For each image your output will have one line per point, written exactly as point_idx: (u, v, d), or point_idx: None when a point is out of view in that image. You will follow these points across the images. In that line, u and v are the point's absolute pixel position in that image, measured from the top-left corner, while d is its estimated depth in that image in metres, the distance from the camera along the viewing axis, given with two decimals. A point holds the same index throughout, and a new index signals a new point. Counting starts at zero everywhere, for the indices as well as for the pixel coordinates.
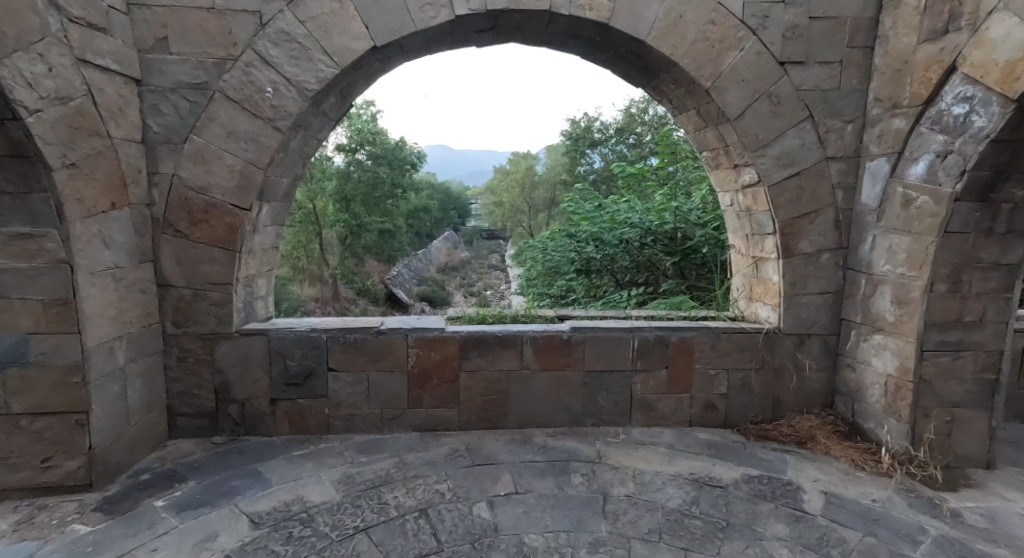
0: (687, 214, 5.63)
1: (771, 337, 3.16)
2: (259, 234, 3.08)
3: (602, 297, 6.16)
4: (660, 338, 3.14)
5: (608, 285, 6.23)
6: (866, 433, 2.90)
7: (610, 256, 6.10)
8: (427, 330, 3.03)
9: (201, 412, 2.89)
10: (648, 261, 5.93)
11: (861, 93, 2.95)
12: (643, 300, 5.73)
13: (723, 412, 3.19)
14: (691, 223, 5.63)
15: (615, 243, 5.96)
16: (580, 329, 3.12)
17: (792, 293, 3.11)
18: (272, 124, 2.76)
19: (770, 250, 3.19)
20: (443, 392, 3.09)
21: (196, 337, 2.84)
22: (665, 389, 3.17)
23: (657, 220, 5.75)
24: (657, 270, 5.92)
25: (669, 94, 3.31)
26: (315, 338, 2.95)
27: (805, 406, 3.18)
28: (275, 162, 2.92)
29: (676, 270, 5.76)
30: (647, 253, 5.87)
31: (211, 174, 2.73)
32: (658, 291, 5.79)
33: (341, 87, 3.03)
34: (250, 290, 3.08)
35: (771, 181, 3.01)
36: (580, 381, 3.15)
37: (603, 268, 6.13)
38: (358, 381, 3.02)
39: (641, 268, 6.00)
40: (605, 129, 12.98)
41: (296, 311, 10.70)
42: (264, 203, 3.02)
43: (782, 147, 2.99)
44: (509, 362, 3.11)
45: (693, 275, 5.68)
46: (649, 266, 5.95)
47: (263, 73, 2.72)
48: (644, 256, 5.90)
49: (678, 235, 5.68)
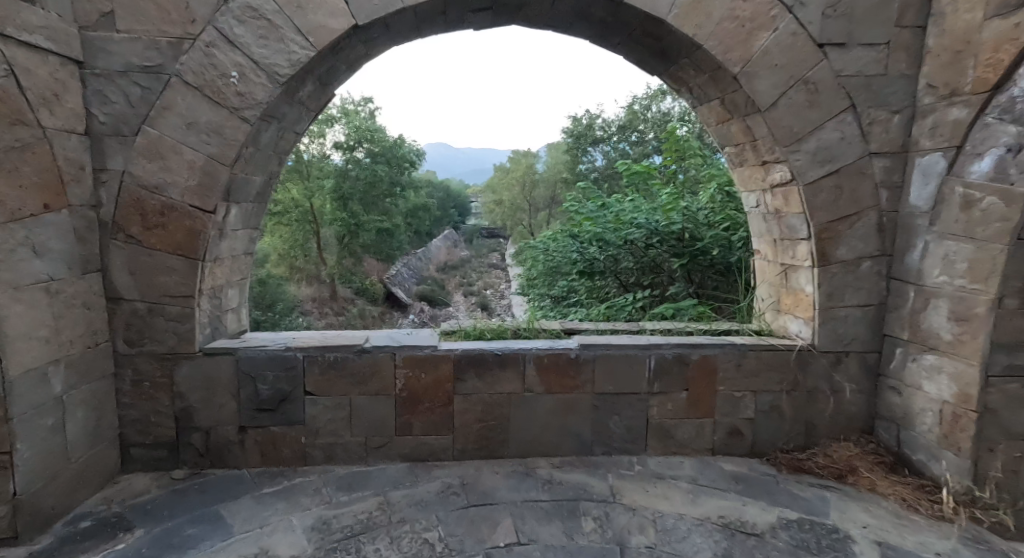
0: (697, 214, 5.26)
1: (803, 355, 2.82)
2: (227, 239, 2.73)
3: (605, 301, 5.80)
4: (679, 356, 2.80)
5: (612, 288, 5.87)
6: (916, 466, 2.56)
7: (614, 257, 5.74)
8: (418, 349, 2.69)
9: (159, 443, 2.53)
10: (654, 263, 5.55)
11: (910, 80, 2.60)
12: (649, 304, 5.36)
13: (749, 439, 2.84)
14: (700, 223, 5.26)
15: (620, 244, 5.60)
16: (589, 347, 2.78)
17: (828, 306, 2.76)
18: (238, 114, 2.41)
19: (803, 257, 2.85)
20: (435, 418, 2.74)
21: (152, 358, 2.49)
22: (684, 414, 2.83)
23: (664, 219, 5.38)
24: (663, 273, 5.54)
25: (689, 81, 2.96)
26: (289, 357, 2.60)
27: (842, 433, 2.83)
28: (243, 157, 2.57)
29: (683, 273, 5.39)
30: (653, 254, 5.50)
31: (168, 171, 2.38)
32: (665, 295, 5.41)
33: (319, 73, 2.67)
34: (217, 302, 2.73)
35: (806, 180, 2.67)
36: (589, 404, 2.81)
37: (607, 269, 5.77)
38: (339, 406, 2.67)
39: (646, 269, 5.62)
40: (608, 126, 12.62)
41: (292, 312, 10.34)
42: (232, 204, 2.67)
43: (819, 141, 2.64)
44: (509, 384, 2.76)
45: (702, 278, 5.32)
46: (654, 268, 5.57)
47: (227, 55, 2.37)
48: (649, 257, 5.54)
49: (686, 235, 5.31)
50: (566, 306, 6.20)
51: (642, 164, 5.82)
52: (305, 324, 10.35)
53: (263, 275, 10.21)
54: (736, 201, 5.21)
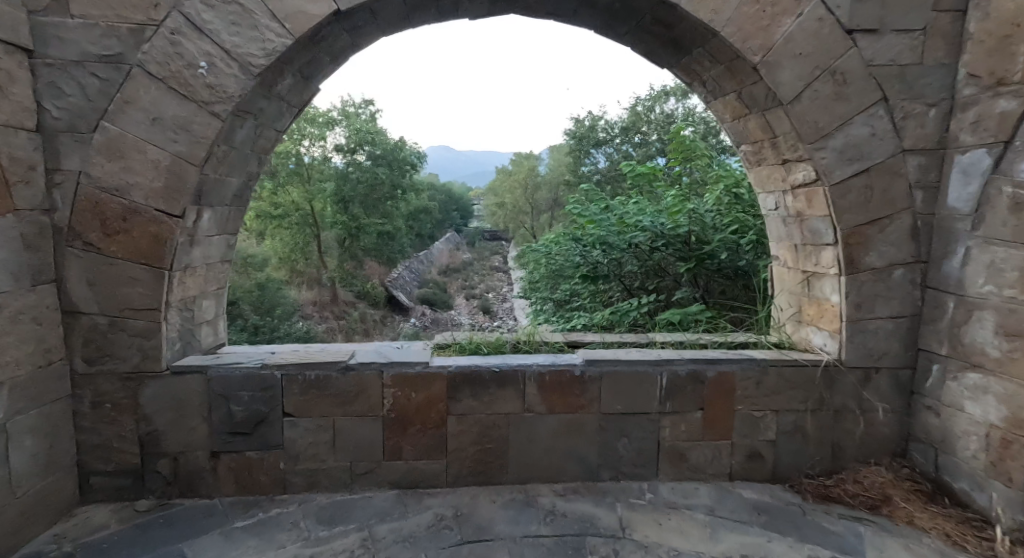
0: (706, 217, 5.01)
1: (829, 372, 2.58)
2: (201, 246, 2.51)
3: (609, 306, 5.56)
4: (693, 373, 2.56)
5: (616, 292, 5.64)
6: (958, 496, 2.31)
7: (619, 260, 5.50)
8: (407, 366, 2.47)
9: (122, 471, 2.30)
10: (658, 266, 5.32)
11: (948, 69, 2.37)
12: (654, 310, 5.12)
13: (771, 464, 2.60)
14: (709, 226, 5.01)
15: (625, 248, 5.35)
16: (595, 363, 2.55)
17: (856, 318, 2.52)
18: (207, 108, 2.18)
19: (828, 264, 2.61)
20: (427, 441, 2.51)
21: (114, 377, 2.26)
22: (699, 436, 2.59)
23: (670, 222, 5.13)
24: (668, 276, 5.31)
25: (702, 74, 2.73)
26: (267, 376, 2.38)
27: (872, 456, 2.59)
28: (216, 157, 2.35)
29: (689, 277, 5.16)
30: (657, 258, 5.27)
31: (129, 172, 2.16)
32: (670, 300, 5.18)
33: (300, 64, 2.45)
34: (189, 314, 2.51)
35: (833, 180, 2.44)
36: (595, 425, 2.57)
37: (611, 273, 5.54)
38: (322, 429, 2.45)
39: (650, 273, 5.39)
40: (610, 128, 12.39)
41: (291, 316, 10.01)
42: (205, 208, 2.45)
43: (846, 138, 2.41)
44: (508, 404, 2.54)
45: (709, 282, 5.08)
46: (659, 271, 5.34)
47: (194, 43, 2.14)
48: (654, 260, 5.30)
49: (692, 238, 5.06)
50: (569, 310, 5.98)
51: (647, 166, 5.57)
52: (305, 328, 10.13)
53: (263, 278, 10.00)
54: (748, 203, 4.95)
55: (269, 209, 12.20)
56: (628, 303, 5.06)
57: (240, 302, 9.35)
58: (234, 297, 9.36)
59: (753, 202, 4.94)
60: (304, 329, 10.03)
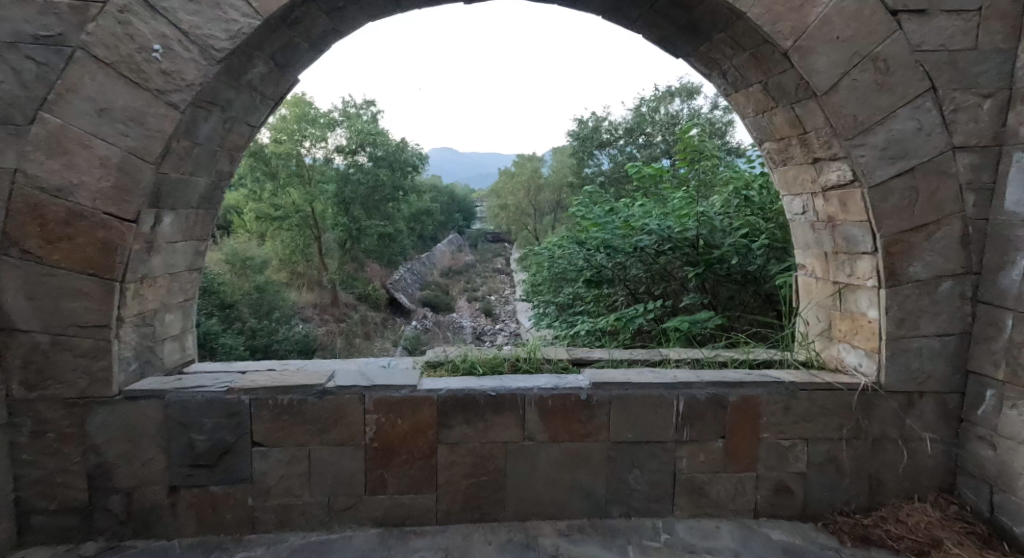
0: (716, 220, 4.69)
1: (866, 396, 2.30)
2: (162, 253, 2.24)
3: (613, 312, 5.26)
4: (713, 397, 2.30)
5: (620, 296, 5.34)
6: (1019, 542, 2.03)
7: (623, 264, 5.14)
8: (393, 389, 2.21)
9: (68, 509, 2.04)
10: (664, 270, 5.04)
11: (1005, 56, 2.09)
12: (660, 317, 4.85)
13: (800, 499, 2.32)
14: (719, 229, 4.70)
15: (629, 252, 5.02)
16: (604, 386, 2.29)
17: (898, 336, 2.24)
18: (163, 98, 1.92)
19: (865, 275, 2.34)
20: (414, 473, 2.24)
21: (58, 403, 1.99)
22: (720, 468, 2.32)
23: (678, 226, 4.76)
24: (674, 280, 5.04)
25: (722, 62, 2.46)
26: (233, 402, 2.11)
27: (915, 491, 2.31)
28: (175, 153, 2.08)
29: (698, 283, 4.88)
30: (663, 262, 4.98)
31: (73, 170, 1.89)
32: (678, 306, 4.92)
33: (273, 50, 2.18)
34: (149, 329, 2.24)
35: (872, 181, 2.17)
36: (603, 455, 2.31)
37: (615, 278, 5.18)
38: (296, 460, 2.18)
39: (656, 277, 5.11)
40: (614, 129, 12.12)
41: (291, 320, 9.76)
42: (166, 211, 2.18)
43: (888, 133, 2.13)
44: (506, 431, 2.27)
45: (717, 288, 4.81)
46: (664, 276, 5.06)
47: (146, 23, 1.87)
48: (660, 265, 5.00)
49: (701, 243, 4.75)
50: (573, 314, 5.73)
51: (654, 167, 5.29)
52: (305, 331, 9.73)
53: (262, 281, 9.69)
54: (761, 206, 4.65)
55: (269, 209, 11.89)
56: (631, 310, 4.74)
57: (239, 304, 8.98)
58: (235, 300, 8.93)
59: (766, 205, 4.63)
60: (304, 333, 9.63)
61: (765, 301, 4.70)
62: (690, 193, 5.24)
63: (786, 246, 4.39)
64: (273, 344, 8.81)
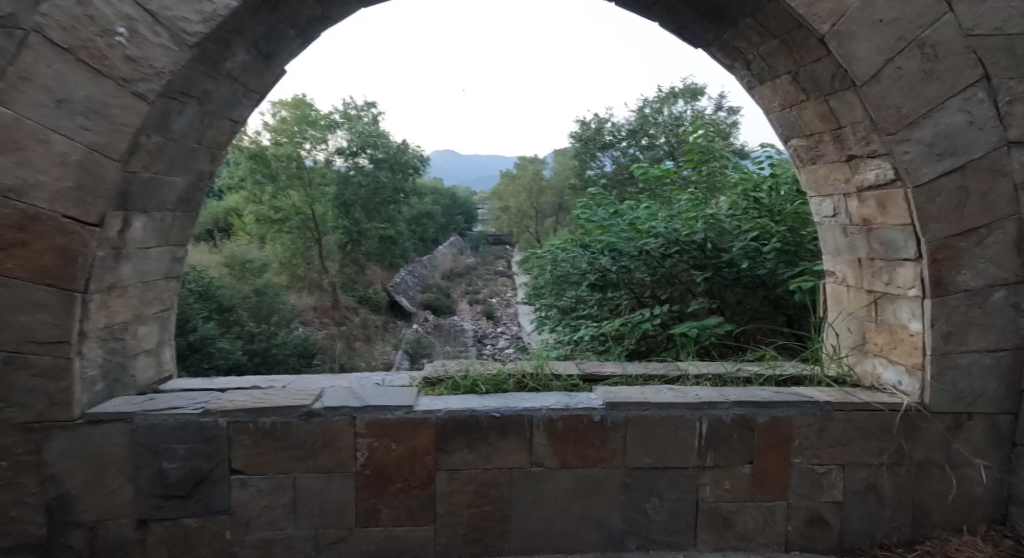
0: (723, 223, 4.46)
1: (909, 418, 2.09)
2: (132, 261, 2.03)
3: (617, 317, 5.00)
4: (739, 419, 2.09)
5: (624, 301, 5.08)
6: None
7: (629, 269, 4.86)
8: (388, 411, 2.00)
9: (24, 546, 1.83)
10: (670, 274, 4.79)
11: None
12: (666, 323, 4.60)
13: (834, 530, 2.11)
14: (728, 232, 4.48)
15: (637, 256, 4.79)
16: (619, 407, 2.08)
17: (945, 351, 2.02)
18: (128, 87, 1.71)
19: (905, 284, 2.13)
20: (410, 503, 2.03)
21: (13, 428, 1.78)
22: (747, 496, 2.11)
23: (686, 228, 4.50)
24: (681, 284, 4.80)
25: (747, 51, 2.26)
26: (210, 425, 1.90)
27: (963, 523, 2.09)
28: (145, 149, 1.87)
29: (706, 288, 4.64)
30: (669, 265, 4.73)
31: (27, 167, 1.69)
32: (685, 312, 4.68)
33: (255, 36, 1.98)
34: (118, 344, 2.04)
35: (917, 180, 1.96)
36: (619, 482, 2.09)
37: (621, 282, 4.87)
38: (280, 489, 1.97)
39: (662, 281, 4.86)
40: (617, 130, 11.83)
41: (291, 323, 9.24)
42: (136, 214, 1.97)
43: (935, 127, 1.92)
44: (511, 456, 2.06)
45: (726, 293, 4.57)
46: (670, 279, 4.81)
47: (109, 3, 1.67)
48: (666, 268, 4.76)
49: (709, 246, 4.50)
50: (575, 318, 5.47)
51: (661, 168, 5.06)
52: (306, 335, 9.22)
53: (261, 284, 9.31)
54: (769, 209, 4.41)
55: (269, 212, 11.63)
56: (637, 313, 4.48)
57: (237, 308, 8.62)
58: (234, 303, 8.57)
59: (775, 209, 4.40)
60: (306, 337, 9.12)
61: (774, 307, 4.53)
62: (696, 197, 5.02)
63: (798, 250, 4.18)
64: (272, 349, 8.36)
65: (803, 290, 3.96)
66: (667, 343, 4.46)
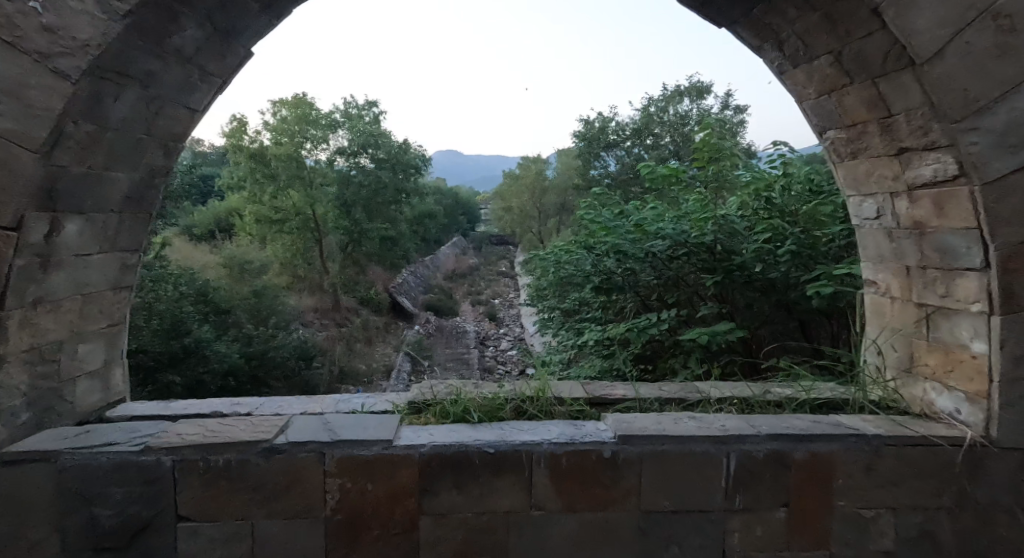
0: (732, 222, 4.14)
1: (972, 454, 1.80)
2: (65, 271, 1.75)
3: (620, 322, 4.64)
4: (772, 454, 1.79)
5: (630, 305, 4.69)
6: None
7: (635, 271, 4.45)
8: (364, 447, 1.72)
9: None
10: (678, 277, 4.42)
11: None
12: (676, 328, 4.23)
13: None
14: (739, 233, 4.17)
15: (644, 258, 4.34)
16: (633, 440, 1.79)
17: (1017, 377, 1.71)
18: (47, 63, 1.42)
19: (967, 297, 1.83)
20: (389, 553, 1.74)
21: None
22: (782, 544, 1.81)
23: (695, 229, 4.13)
24: (690, 288, 4.43)
25: (781, 29, 1.96)
26: (150, 465, 1.62)
27: None
28: (72, 136, 1.59)
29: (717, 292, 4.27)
30: (677, 268, 4.35)
31: None
32: (696, 317, 4.32)
33: (207, 7, 1.67)
34: (50, 368, 1.76)
35: (987, 176, 1.66)
36: (632, 528, 1.80)
37: (627, 285, 4.45)
38: (237, 538, 1.68)
39: (669, 285, 4.49)
40: (621, 129, 11.50)
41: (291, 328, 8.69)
42: (63, 215, 1.68)
43: (1014, 111, 1.59)
44: (508, 498, 1.77)
45: (738, 296, 4.21)
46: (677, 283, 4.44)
47: None
48: (674, 271, 4.37)
49: (719, 248, 4.14)
50: (578, 322, 5.07)
51: (667, 166, 4.71)
52: (303, 336, 8.67)
53: (261, 286, 8.88)
54: (783, 210, 4.12)
55: (269, 213, 11.30)
56: (642, 317, 4.15)
57: (234, 310, 7.98)
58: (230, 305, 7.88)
59: (790, 210, 4.11)
60: (302, 340, 8.45)
61: (787, 312, 4.21)
62: (705, 196, 4.70)
63: (814, 252, 3.86)
64: (270, 351, 7.66)
65: (821, 296, 3.68)
66: (674, 349, 4.14)
